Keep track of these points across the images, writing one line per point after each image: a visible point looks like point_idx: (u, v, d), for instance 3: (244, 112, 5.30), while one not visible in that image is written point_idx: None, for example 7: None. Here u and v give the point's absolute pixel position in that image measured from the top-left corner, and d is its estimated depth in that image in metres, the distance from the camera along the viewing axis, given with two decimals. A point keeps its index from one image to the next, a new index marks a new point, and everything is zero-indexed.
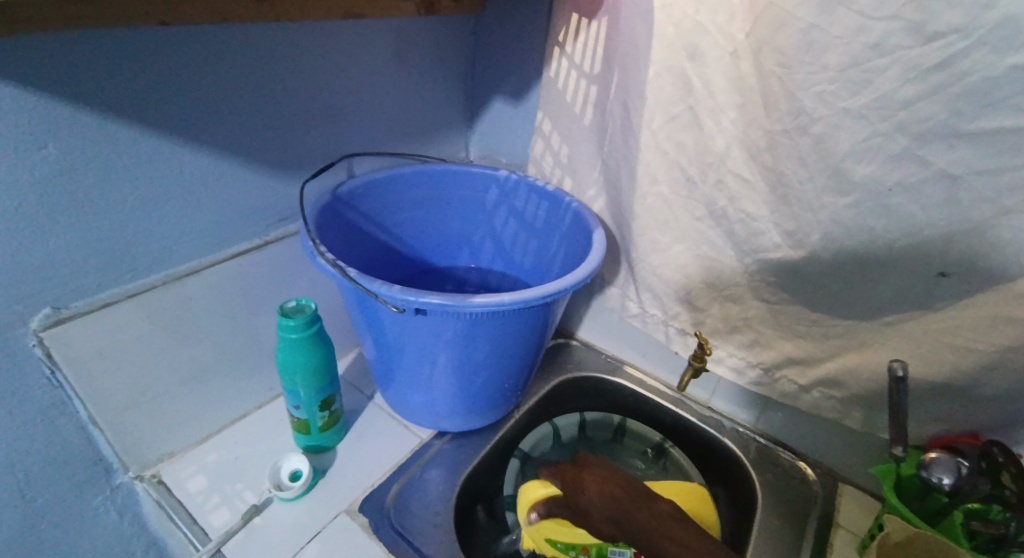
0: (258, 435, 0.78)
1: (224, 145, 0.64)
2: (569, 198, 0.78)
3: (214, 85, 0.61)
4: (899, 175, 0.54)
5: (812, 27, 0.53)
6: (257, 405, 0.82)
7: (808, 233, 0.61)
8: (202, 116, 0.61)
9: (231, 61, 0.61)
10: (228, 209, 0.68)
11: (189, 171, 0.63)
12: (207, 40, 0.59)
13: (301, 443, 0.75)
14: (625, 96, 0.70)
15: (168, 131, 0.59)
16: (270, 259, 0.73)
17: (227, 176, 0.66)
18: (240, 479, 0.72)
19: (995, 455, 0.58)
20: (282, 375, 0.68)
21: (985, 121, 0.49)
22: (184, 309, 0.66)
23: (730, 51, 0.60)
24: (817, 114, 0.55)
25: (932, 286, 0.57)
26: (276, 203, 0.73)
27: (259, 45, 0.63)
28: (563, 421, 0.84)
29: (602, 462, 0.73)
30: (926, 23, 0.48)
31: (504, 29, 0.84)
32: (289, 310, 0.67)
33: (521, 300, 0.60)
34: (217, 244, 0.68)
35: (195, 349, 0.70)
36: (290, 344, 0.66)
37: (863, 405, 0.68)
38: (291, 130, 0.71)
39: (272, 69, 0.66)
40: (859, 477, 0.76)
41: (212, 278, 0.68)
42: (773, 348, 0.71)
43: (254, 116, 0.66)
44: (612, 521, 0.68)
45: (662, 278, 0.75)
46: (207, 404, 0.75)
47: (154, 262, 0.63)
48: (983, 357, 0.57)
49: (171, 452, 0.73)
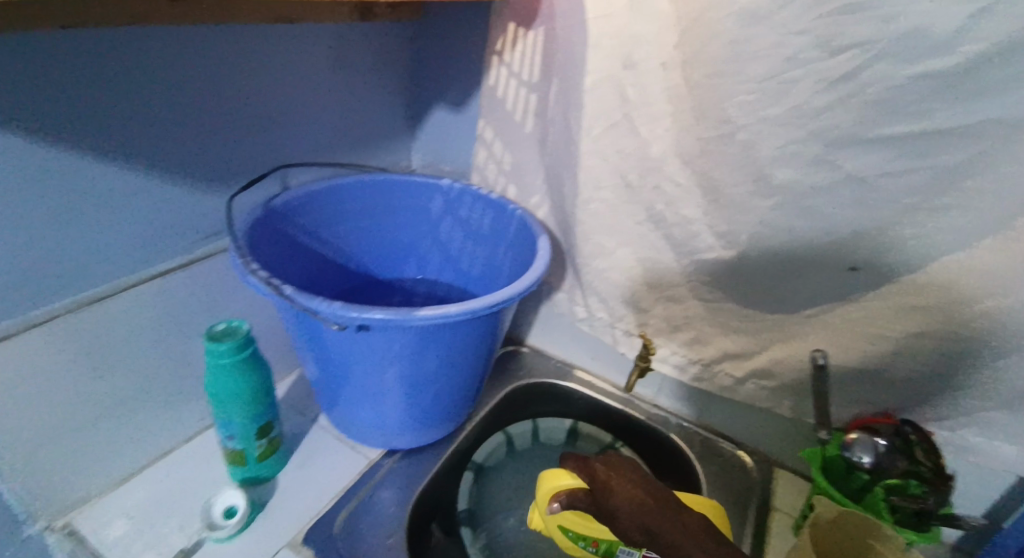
0: (188, 470, 0.72)
1: (145, 154, 0.60)
2: (514, 206, 0.79)
3: (126, 89, 0.56)
4: (814, 179, 0.57)
5: (737, 40, 0.55)
6: (188, 437, 0.76)
7: (739, 234, 0.64)
8: (119, 123, 0.57)
9: (150, 65, 0.57)
10: (151, 223, 0.63)
11: (105, 183, 0.58)
12: (123, 43, 0.55)
13: (236, 475, 0.70)
14: (565, 104, 0.72)
15: (77, 140, 0.54)
16: (201, 276, 0.68)
17: (144, 188, 0.61)
18: (169, 520, 0.66)
19: (907, 432, 0.62)
20: (213, 403, 0.63)
21: (886, 128, 0.53)
22: (98, 336, 0.60)
23: (661, 63, 0.62)
24: (740, 123, 0.58)
25: (846, 280, 0.61)
26: (204, 218, 0.68)
27: (179, 45, 0.59)
28: (516, 429, 0.86)
29: (630, 465, 0.63)
30: (835, 38, 0.51)
31: (443, 37, 0.84)
32: (219, 332, 0.63)
33: (469, 310, 0.59)
34: (138, 263, 0.63)
35: (111, 381, 0.63)
36: (220, 370, 0.61)
37: (793, 394, 0.72)
38: (221, 138, 0.67)
39: (195, 72, 0.61)
40: (792, 461, 0.81)
41: (131, 301, 0.62)
42: (712, 344, 0.74)
43: (178, 123, 0.62)
44: (643, 530, 0.56)
45: (608, 281, 0.77)
46: (127, 440, 0.68)
47: (64, 286, 0.57)
48: (895, 343, 0.61)
49: (87, 498, 0.66)
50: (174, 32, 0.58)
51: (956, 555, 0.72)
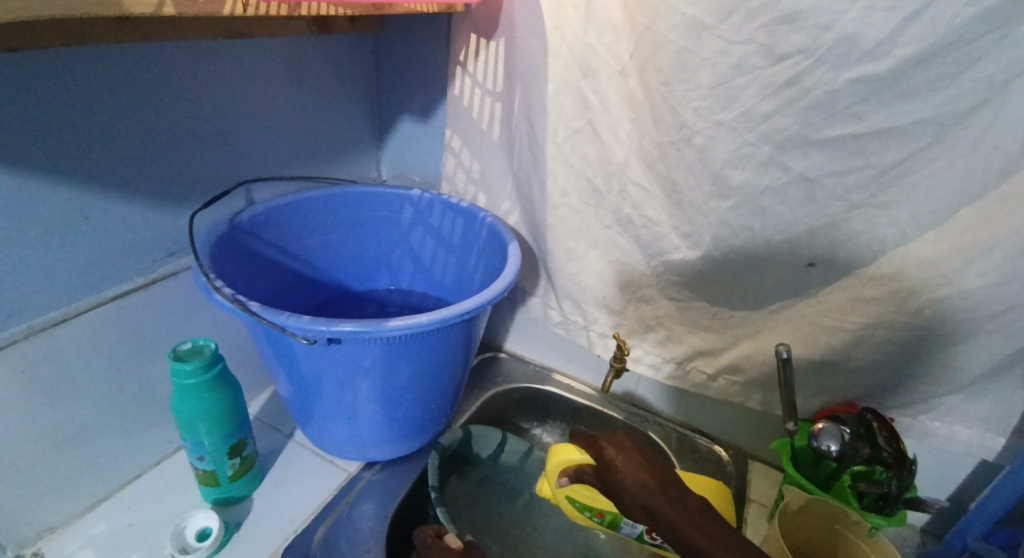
0: (152, 497, 0.71)
1: (98, 175, 0.59)
2: (484, 213, 0.80)
3: (76, 111, 0.56)
4: (767, 180, 0.59)
5: (685, 49, 0.57)
6: (153, 462, 0.75)
7: (702, 234, 0.66)
8: (73, 147, 0.57)
9: (99, 85, 0.57)
10: (107, 244, 0.62)
11: (58, 206, 0.57)
12: (70, 65, 0.54)
13: (209, 496, 0.69)
14: (528, 112, 0.73)
15: (29, 164, 0.54)
16: (160, 296, 0.68)
17: (97, 209, 0.60)
18: (137, 548, 0.65)
19: (869, 420, 0.64)
20: (182, 425, 0.62)
21: (828, 130, 0.55)
22: (56, 362, 0.59)
23: (618, 71, 0.64)
24: (697, 127, 0.60)
25: (804, 275, 0.63)
26: (161, 237, 0.67)
27: (140, 70, 0.60)
28: (513, 442, 0.84)
29: (637, 445, 0.64)
30: (774, 46, 0.53)
31: (405, 48, 0.84)
32: (184, 352, 0.62)
33: (440, 318, 0.59)
34: (95, 284, 0.62)
35: (72, 407, 0.62)
36: (186, 390, 0.60)
37: (762, 388, 0.74)
38: (177, 156, 0.66)
39: (148, 91, 0.61)
40: (765, 452, 0.83)
41: (85, 325, 0.61)
42: (683, 342, 0.76)
43: (132, 143, 0.61)
44: (643, 508, 0.58)
45: (581, 284, 0.78)
46: (91, 468, 0.67)
47: (15, 312, 0.56)
48: (850, 334, 0.63)
49: (51, 527, 0.65)
50: (128, 56, 0.58)
51: (925, 537, 0.74)
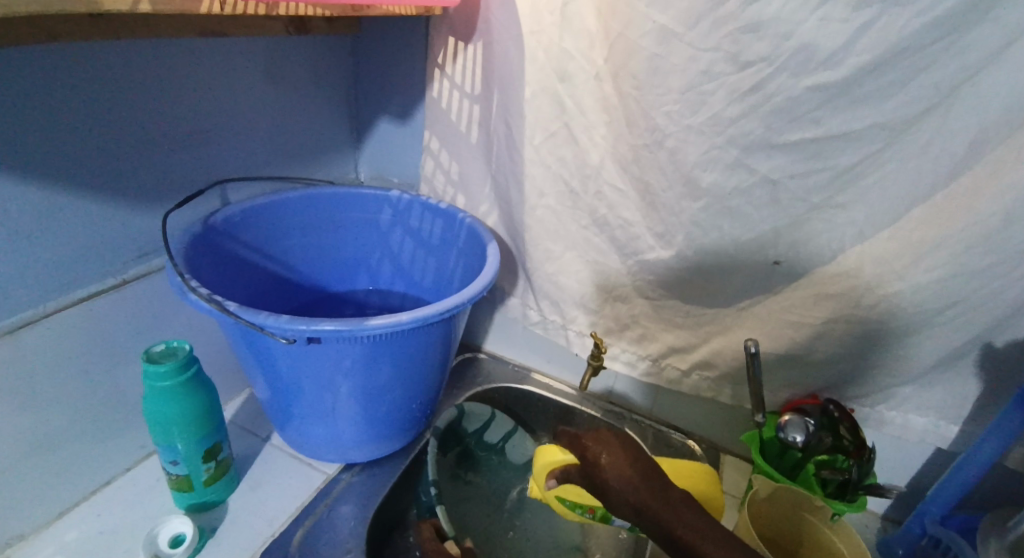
0: (126, 502, 0.71)
1: (71, 176, 0.59)
2: (462, 215, 0.81)
3: (46, 112, 0.56)
4: (735, 181, 0.62)
5: (656, 54, 0.60)
6: (127, 466, 0.74)
7: (674, 234, 0.68)
8: (47, 147, 0.56)
9: (73, 85, 0.57)
10: (81, 245, 0.62)
11: (30, 207, 0.57)
12: (42, 64, 0.54)
13: (183, 502, 0.69)
14: (506, 115, 0.74)
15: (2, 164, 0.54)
16: (134, 299, 0.67)
17: (70, 211, 0.60)
18: (110, 553, 0.65)
19: (832, 411, 0.66)
20: (155, 428, 0.62)
21: (792, 134, 0.57)
22: (27, 364, 0.59)
23: (593, 75, 0.66)
24: (668, 130, 0.62)
25: (771, 274, 0.66)
26: (135, 239, 0.67)
27: (113, 70, 0.60)
28: (500, 418, 0.88)
29: (622, 441, 0.65)
30: (740, 53, 0.56)
31: (383, 50, 0.85)
32: (157, 354, 0.62)
33: (419, 317, 0.61)
34: (68, 286, 0.62)
35: (44, 410, 0.62)
36: (160, 393, 0.61)
37: (733, 383, 0.77)
38: (153, 157, 0.66)
39: (121, 92, 0.61)
40: (737, 446, 0.86)
41: (58, 328, 0.61)
42: (657, 340, 0.78)
43: (106, 144, 0.61)
44: (630, 506, 0.60)
45: (558, 284, 0.80)
46: (64, 472, 0.67)
47: None
48: (814, 329, 0.66)
49: (22, 534, 0.65)
50: (103, 55, 0.58)
51: (888, 524, 0.78)
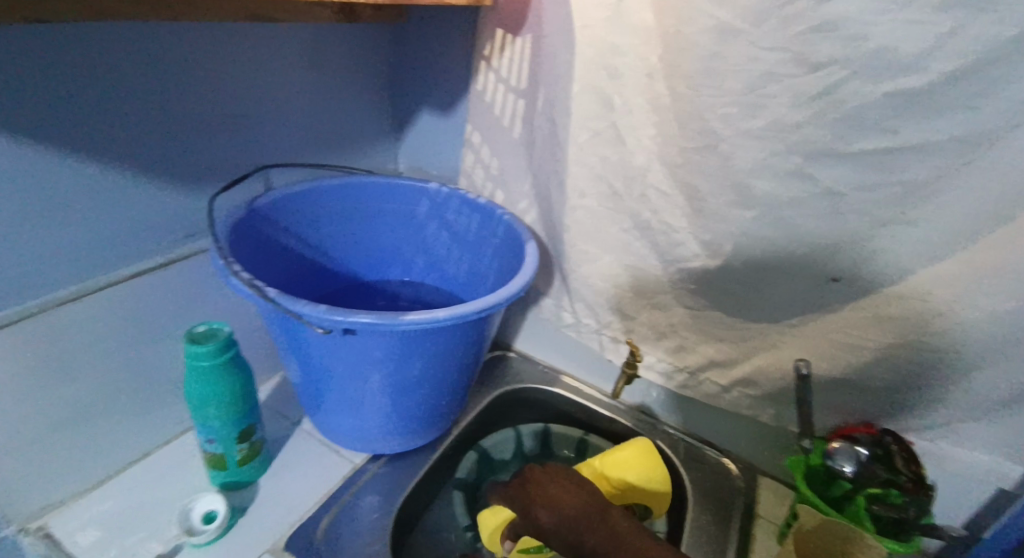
0: (159, 476, 0.71)
1: (116, 155, 0.59)
2: (501, 211, 0.79)
3: (95, 88, 0.55)
4: (794, 192, 0.58)
5: (715, 53, 0.56)
6: (162, 442, 0.75)
7: (722, 244, 0.64)
8: (99, 126, 0.57)
9: (123, 64, 0.57)
10: (127, 224, 0.63)
11: (75, 186, 0.57)
12: (92, 45, 0.54)
13: (217, 479, 0.69)
14: (551, 112, 0.72)
15: (55, 141, 0.54)
16: (178, 278, 0.68)
17: (117, 190, 0.61)
18: (142, 528, 0.65)
19: (888, 442, 0.63)
20: (194, 406, 0.62)
21: (862, 143, 0.53)
22: (69, 338, 0.59)
23: (645, 73, 0.63)
24: (723, 134, 0.59)
25: (826, 291, 0.62)
26: (177, 219, 0.67)
27: (155, 51, 0.59)
28: (528, 429, 0.89)
29: (549, 476, 0.67)
30: (811, 54, 0.52)
31: (429, 41, 0.84)
32: (199, 335, 0.62)
33: (455, 315, 0.59)
34: (111, 264, 0.63)
35: (85, 382, 0.62)
36: (200, 372, 0.60)
37: (776, 403, 0.73)
38: (199, 139, 0.66)
39: (167, 77, 0.61)
40: (776, 469, 0.81)
41: (104, 303, 0.61)
42: (696, 352, 0.75)
43: (155, 126, 0.62)
44: (567, 544, 0.62)
45: (594, 288, 0.77)
46: (101, 442, 0.67)
47: (33, 288, 0.57)
48: (872, 353, 0.62)
49: (58, 502, 0.65)
50: (151, 35, 0.58)
51: None
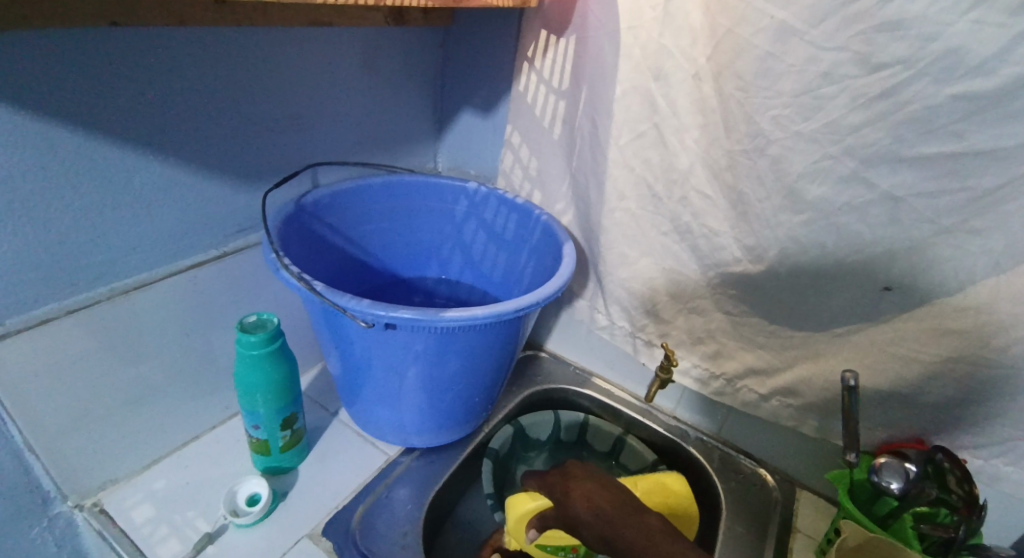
0: (210, 458, 0.73)
1: (183, 153, 0.61)
2: (539, 212, 0.79)
3: (169, 88, 0.57)
4: (847, 197, 0.56)
5: (769, 54, 0.55)
6: (212, 425, 0.77)
7: (767, 249, 0.63)
8: (170, 123, 0.59)
9: (198, 64, 0.59)
10: (189, 217, 0.64)
11: (144, 179, 0.59)
12: (168, 45, 0.56)
13: (259, 464, 0.71)
14: (593, 113, 0.71)
15: (129, 135, 0.56)
16: (232, 271, 0.69)
17: (183, 184, 0.62)
18: (191, 506, 0.67)
19: (940, 460, 0.60)
20: (241, 393, 0.64)
21: (924, 147, 0.51)
22: (131, 324, 0.61)
23: (692, 74, 0.61)
24: (773, 137, 0.57)
25: (878, 300, 0.60)
26: (237, 214, 0.69)
27: (227, 54, 0.61)
28: (567, 417, 0.86)
29: (588, 472, 0.67)
30: (872, 54, 0.50)
31: (472, 42, 0.84)
32: (250, 325, 0.63)
33: (493, 313, 0.59)
34: (173, 255, 0.64)
35: (143, 367, 0.65)
36: (249, 360, 0.62)
37: (819, 414, 0.70)
38: (260, 138, 0.68)
39: (234, 76, 0.63)
40: (816, 483, 0.79)
41: (164, 292, 0.63)
42: (734, 359, 0.73)
43: (221, 123, 0.63)
44: (602, 538, 0.61)
45: (630, 290, 0.77)
46: (157, 425, 0.70)
47: (101, 276, 0.59)
48: (927, 367, 0.60)
49: (115, 479, 0.68)
50: (223, 38, 0.60)
51: None
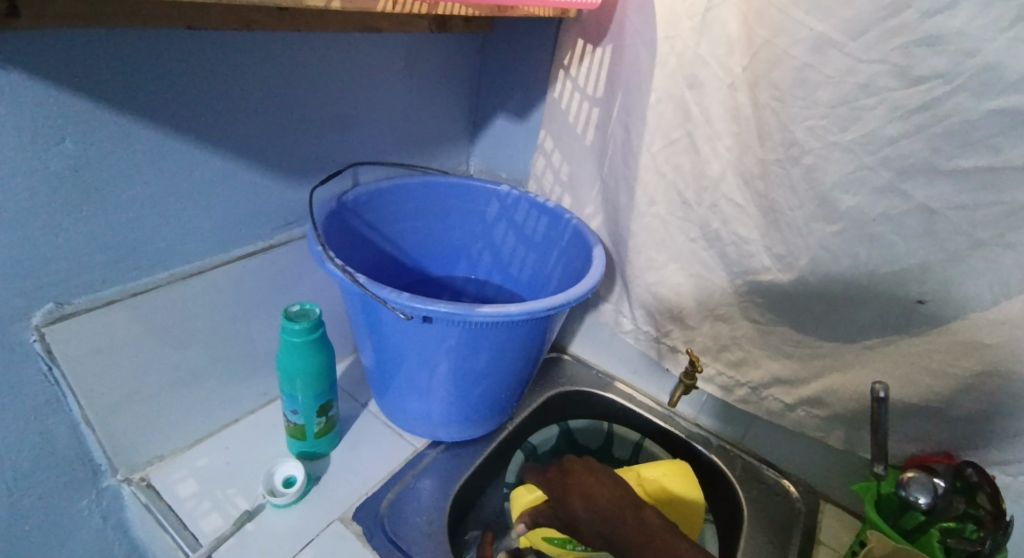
0: (248, 440, 0.76)
1: (236, 149, 0.64)
2: (570, 215, 0.81)
3: (229, 87, 0.60)
4: (881, 207, 0.57)
5: (806, 65, 0.56)
6: (250, 409, 0.80)
7: (797, 257, 0.63)
8: (226, 121, 0.62)
9: (254, 68, 0.62)
10: (239, 209, 0.67)
11: (202, 173, 0.62)
12: (229, 47, 0.59)
13: (294, 448, 0.74)
14: (626, 120, 0.73)
15: (189, 131, 0.59)
16: (274, 263, 0.72)
17: (235, 178, 0.65)
18: (231, 485, 0.70)
19: (969, 475, 0.60)
20: (282, 378, 0.66)
21: (961, 160, 0.52)
22: (183, 310, 0.65)
23: (727, 83, 0.62)
24: (808, 146, 0.58)
25: (910, 312, 0.60)
26: (283, 208, 0.72)
27: (282, 57, 0.64)
28: (623, 432, 0.88)
29: (587, 467, 0.68)
30: (912, 67, 0.51)
31: (509, 48, 0.86)
32: (293, 313, 0.66)
33: (527, 310, 0.61)
34: (223, 245, 0.68)
35: (192, 351, 0.68)
36: (291, 348, 0.65)
37: (845, 425, 0.71)
38: (306, 137, 0.71)
39: (284, 77, 0.65)
40: (840, 495, 0.79)
41: (214, 279, 0.67)
42: (760, 366, 0.74)
43: (273, 121, 0.66)
44: (601, 536, 0.62)
45: (656, 295, 0.78)
46: (201, 407, 0.73)
47: (159, 263, 0.62)
48: (958, 380, 0.60)
49: (160, 456, 0.71)
50: (279, 42, 0.63)
51: None
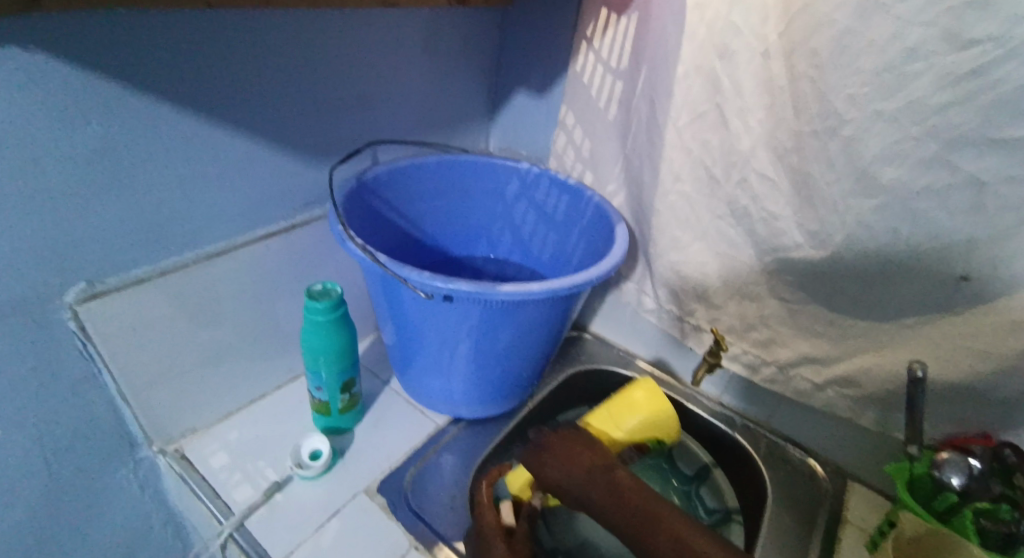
0: (275, 416, 0.77)
1: (258, 129, 0.63)
2: (591, 193, 0.79)
3: (250, 67, 0.59)
4: (926, 180, 0.54)
5: (850, 30, 0.53)
6: (277, 385, 0.80)
7: (832, 234, 0.61)
8: (247, 99, 0.61)
9: (273, 47, 0.60)
10: (263, 189, 0.67)
11: (226, 152, 0.61)
12: (250, 24, 0.58)
13: (319, 424, 0.74)
14: (652, 94, 0.71)
15: (211, 110, 0.58)
16: (297, 242, 0.72)
17: (258, 157, 0.65)
18: (261, 458, 0.71)
19: (1008, 457, 0.59)
20: (306, 355, 0.66)
21: (1014, 129, 0.49)
22: (210, 288, 0.65)
23: (761, 52, 0.60)
24: (847, 116, 0.56)
25: (951, 290, 0.58)
26: (305, 187, 0.71)
27: (301, 35, 0.62)
28: None
29: (560, 437, 0.68)
30: (963, 30, 0.48)
31: (530, 21, 0.83)
32: (316, 292, 0.66)
33: (549, 289, 0.60)
34: (248, 224, 0.67)
35: (220, 329, 0.68)
36: (314, 326, 0.65)
37: (878, 406, 0.69)
38: (325, 117, 0.70)
39: (303, 55, 0.64)
40: (870, 476, 0.78)
41: (240, 257, 0.66)
42: (789, 346, 0.72)
43: (292, 100, 0.65)
44: (578, 501, 0.64)
45: (680, 274, 0.76)
46: (230, 383, 0.74)
47: (187, 241, 0.62)
48: (1002, 362, 0.57)
49: (193, 429, 0.72)
50: (299, 22, 0.61)
51: None
